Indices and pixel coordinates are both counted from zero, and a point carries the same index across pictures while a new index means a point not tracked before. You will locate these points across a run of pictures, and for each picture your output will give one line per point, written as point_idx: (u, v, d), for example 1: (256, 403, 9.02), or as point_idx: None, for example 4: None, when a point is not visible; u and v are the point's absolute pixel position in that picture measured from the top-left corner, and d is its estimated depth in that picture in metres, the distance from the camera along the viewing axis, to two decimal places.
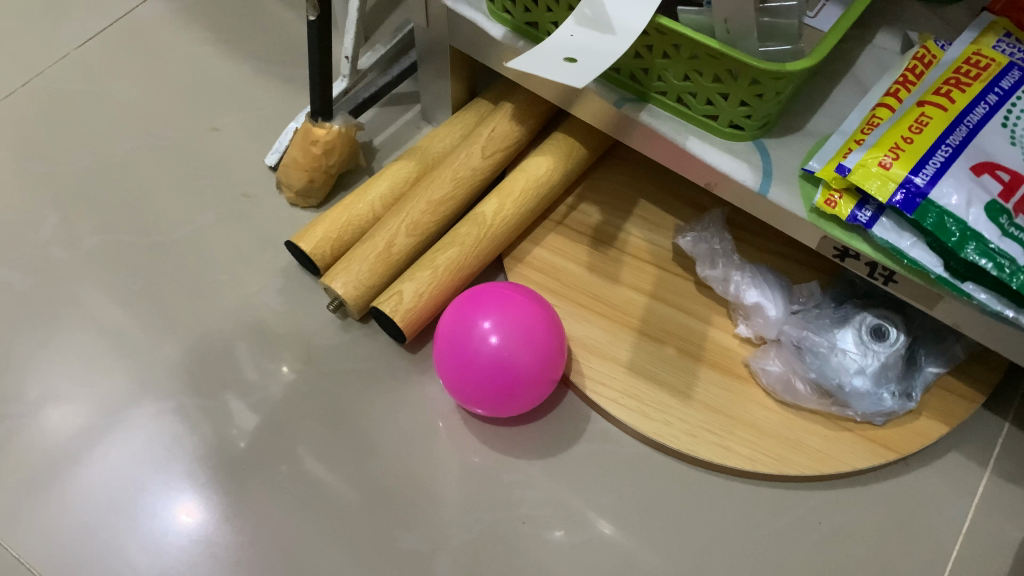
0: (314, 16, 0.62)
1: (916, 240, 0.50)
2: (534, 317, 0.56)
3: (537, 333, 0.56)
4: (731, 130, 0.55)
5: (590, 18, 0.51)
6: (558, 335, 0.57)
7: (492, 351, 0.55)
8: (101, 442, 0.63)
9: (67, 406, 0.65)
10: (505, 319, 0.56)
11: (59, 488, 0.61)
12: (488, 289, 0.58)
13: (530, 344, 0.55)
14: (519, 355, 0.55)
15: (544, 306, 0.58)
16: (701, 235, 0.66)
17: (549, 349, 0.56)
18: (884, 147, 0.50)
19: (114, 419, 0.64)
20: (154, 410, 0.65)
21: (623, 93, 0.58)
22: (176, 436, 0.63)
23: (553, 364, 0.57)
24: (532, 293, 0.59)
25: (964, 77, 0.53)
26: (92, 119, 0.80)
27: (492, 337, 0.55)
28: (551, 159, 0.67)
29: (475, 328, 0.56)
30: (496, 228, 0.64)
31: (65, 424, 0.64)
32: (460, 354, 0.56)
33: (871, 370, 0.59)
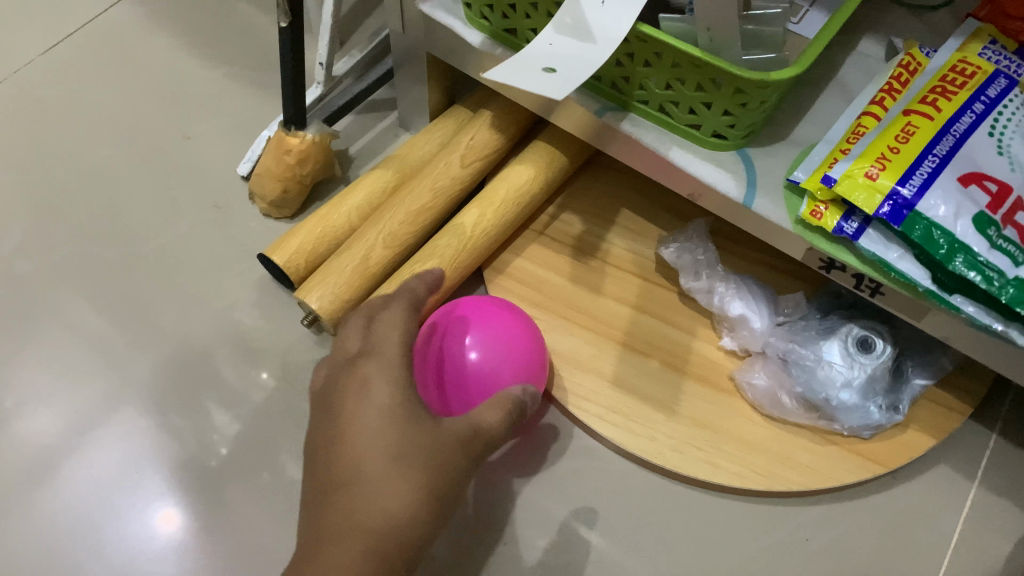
0: (286, 22, 0.60)
1: (903, 252, 0.49)
2: (513, 329, 0.55)
3: (516, 347, 0.54)
4: (714, 139, 0.54)
5: (570, 26, 0.49)
6: (539, 347, 0.55)
7: (473, 367, 0.53)
8: (77, 451, 0.62)
9: (42, 417, 0.63)
10: (483, 333, 0.55)
11: (33, 497, 0.60)
12: (469, 305, 0.57)
13: (511, 358, 0.54)
14: (501, 370, 0.53)
15: (525, 321, 0.57)
16: (685, 246, 0.65)
17: (530, 362, 0.54)
18: (870, 157, 0.49)
19: (89, 432, 0.62)
20: (132, 423, 0.63)
21: (604, 101, 0.57)
22: (153, 450, 0.62)
23: (535, 378, 0.55)
24: (513, 308, 0.58)
25: (950, 85, 0.52)
26: (63, 126, 0.77)
27: (472, 353, 0.54)
28: (533, 168, 0.66)
29: (455, 344, 0.54)
30: (474, 240, 0.63)
31: (38, 437, 0.62)
32: (442, 372, 0.54)
33: (858, 383, 0.58)
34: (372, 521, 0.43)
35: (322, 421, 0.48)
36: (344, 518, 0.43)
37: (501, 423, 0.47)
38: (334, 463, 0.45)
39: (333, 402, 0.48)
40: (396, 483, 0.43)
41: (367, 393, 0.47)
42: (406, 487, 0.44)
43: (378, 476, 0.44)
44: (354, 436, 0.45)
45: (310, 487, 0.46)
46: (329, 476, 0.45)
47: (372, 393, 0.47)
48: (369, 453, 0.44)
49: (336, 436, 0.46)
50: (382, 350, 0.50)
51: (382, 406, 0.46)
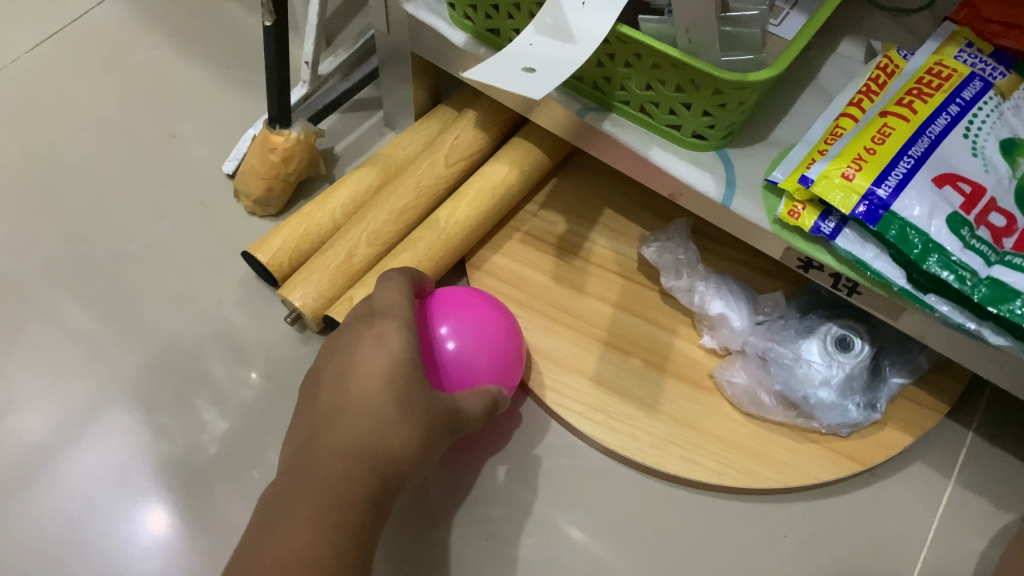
0: (270, 21, 0.60)
1: (879, 252, 0.50)
2: (491, 320, 0.55)
3: (494, 339, 0.55)
4: (694, 140, 0.55)
5: (550, 26, 0.50)
6: (515, 339, 0.56)
7: (450, 357, 0.53)
8: (66, 448, 0.62)
9: (30, 415, 0.63)
10: (462, 323, 0.54)
11: (32, 495, 0.60)
12: (443, 295, 0.56)
13: (489, 351, 0.54)
14: (478, 362, 0.54)
15: (498, 311, 0.58)
16: (666, 245, 0.65)
17: (505, 354, 0.55)
18: (847, 158, 0.50)
19: (78, 429, 0.63)
20: (121, 420, 0.63)
21: (585, 101, 0.57)
22: (143, 447, 0.62)
23: (510, 370, 0.56)
24: (486, 297, 0.58)
25: (926, 88, 0.52)
26: (49, 125, 0.77)
27: (449, 342, 0.54)
28: (509, 164, 0.66)
29: (432, 333, 0.54)
30: (451, 233, 0.63)
31: (27, 435, 0.62)
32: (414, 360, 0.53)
33: (836, 382, 0.58)
34: (373, 451, 0.46)
35: (329, 361, 0.50)
36: (345, 443, 0.46)
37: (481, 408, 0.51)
38: (340, 398, 0.48)
39: (344, 347, 0.50)
40: (397, 425, 0.46)
41: (381, 343, 0.49)
42: (409, 430, 0.47)
43: (385, 413, 0.47)
44: (362, 377, 0.48)
45: (310, 415, 0.49)
46: (333, 410, 0.48)
47: (385, 343, 0.49)
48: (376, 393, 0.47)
49: (342, 376, 0.49)
50: (394, 305, 0.51)
51: (394, 356, 0.48)
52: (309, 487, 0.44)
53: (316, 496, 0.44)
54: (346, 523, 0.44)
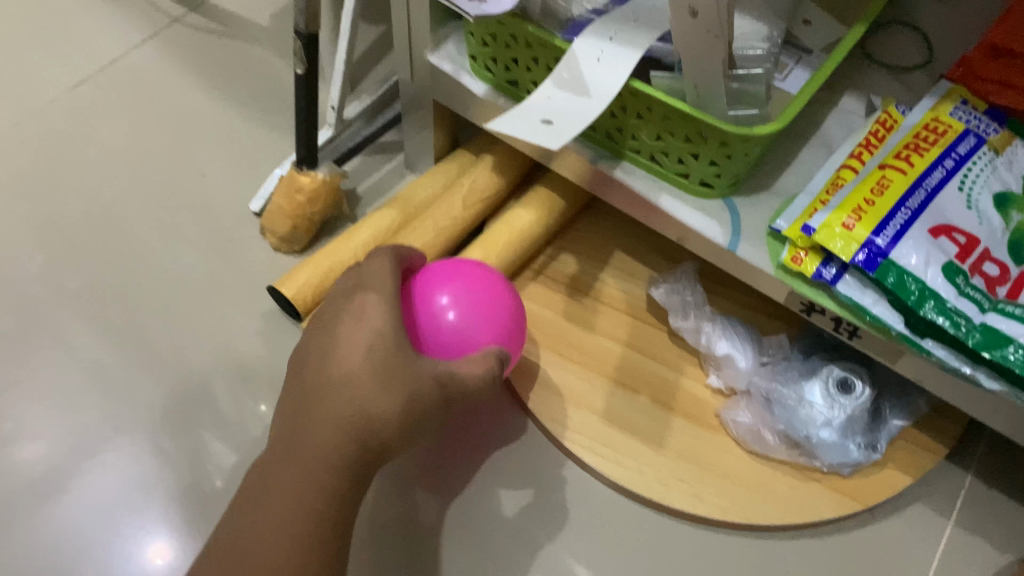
0: (302, 69, 0.64)
1: (878, 298, 0.52)
2: (490, 290, 0.57)
3: (494, 309, 0.56)
4: (701, 187, 0.58)
5: (567, 80, 0.52)
6: (516, 309, 0.57)
7: (450, 326, 0.55)
8: (81, 473, 0.64)
9: (50, 439, 0.66)
10: (461, 293, 0.56)
11: (45, 519, 0.62)
12: (445, 267, 0.58)
13: (488, 320, 0.55)
14: (478, 331, 0.55)
15: (501, 281, 0.59)
16: (674, 286, 0.68)
17: (505, 323, 0.56)
18: (847, 209, 0.53)
19: (93, 456, 0.65)
20: (134, 449, 0.65)
21: (597, 150, 0.60)
22: (153, 477, 0.64)
23: (512, 340, 0.57)
24: (488, 268, 0.59)
25: (923, 142, 0.55)
26: (81, 158, 0.80)
27: (449, 312, 0.55)
28: (534, 212, 0.69)
29: (433, 302, 0.55)
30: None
31: (44, 459, 0.65)
32: (417, 329, 0.55)
33: (838, 423, 0.60)
34: (354, 420, 0.48)
35: (321, 332, 0.52)
36: (327, 415, 0.48)
37: (478, 374, 0.50)
38: (327, 369, 0.50)
39: (331, 321, 0.52)
40: (378, 398, 0.48)
41: (363, 318, 0.51)
42: (390, 400, 0.48)
43: (363, 387, 0.48)
44: (346, 350, 0.50)
45: (303, 381, 0.51)
46: (319, 381, 0.50)
47: (367, 318, 0.51)
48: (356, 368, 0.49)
49: (329, 349, 0.50)
50: (381, 282, 0.53)
51: (376, 332, 0.50)
52: (299, 451, 0.48)
53: (301, 469, 0.48)
54: (329, 494, 0.48)
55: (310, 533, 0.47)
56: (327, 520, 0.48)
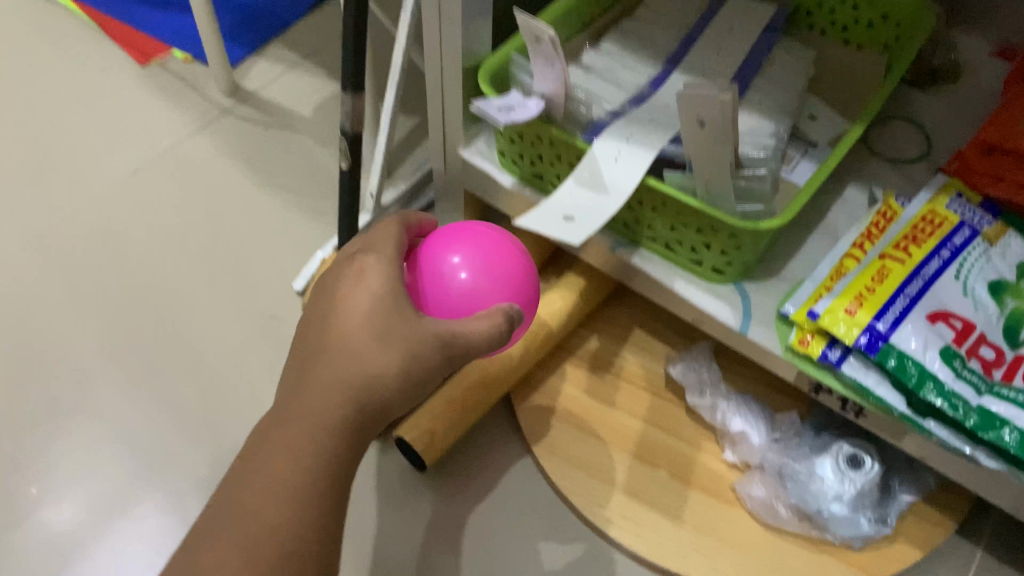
0: (346, 164, 0.70)
1: (881, 379, 0.55)
2: (503, 250, 0.54)
3: (508, 268, 0.53)
4: (713, 273, 0.62)
5: (587, 178, 0.58)
6: (529, 271, 0.55)
7: (462, 286, 0.52)
8: (115, 523, 0.69)
9: (91, 490, 0.71)
10: (474, 253, 0.53)
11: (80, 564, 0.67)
12: (459, 227, 0.56)
13: (500, 280, 0.53)
14: (490, 290, 0.52)
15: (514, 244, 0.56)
16: (691, 364, 0.72)
17: (520, 282, 0.54)
18: (849, 296, 0.57)
19: (128, 507, 0.70)
20: (165, 503, 0.70)
21: (616, 237, 0.65)
22: (179, 529, 0.69)
23: (526, 302, 0.54)
24: (502, 231, 0.57)
25: (921, 233, 0.59)
26: (134, 236, 0.86)
27: (461, 272, 0.52)
28: (565, 298, 0.73)
29: (444, 261, 0.53)
30: (499, 355, 0.68)
31: (83, 507, 0.70)
32: (427, 290, 0.53)
33: (848, 497, 0.63)
34: (354, 383, 0.46)
35: (318, 296, 0.50)
36: (325, 378, 0.46)
37: (484, 334, 0.47)
38: (323, 333, 0.47)
39: (328, 286, 0.49)
40: (376, 354, 0.46)
41: (362, 279, 0.48)
42: (391, 360, 0.46)
43: (364, 347, 0.46)
44: (346, 314, 0.47)
45: (298, 345, 0.49)
46: (315, 346, 0.47)
47: (367, 278, 0.48)
48: (356, 329, 0.47)
49: (327, 312, 0.48)
50: (382, 246, 0.51)
51: (376, 293, 0.48)
52: (293, 414, 0.46)
53: (298, 430, 0.45)
54: (326, 454, 0.45)
55: (310, 497, 0.44)
56: (324, 482, 0.45)
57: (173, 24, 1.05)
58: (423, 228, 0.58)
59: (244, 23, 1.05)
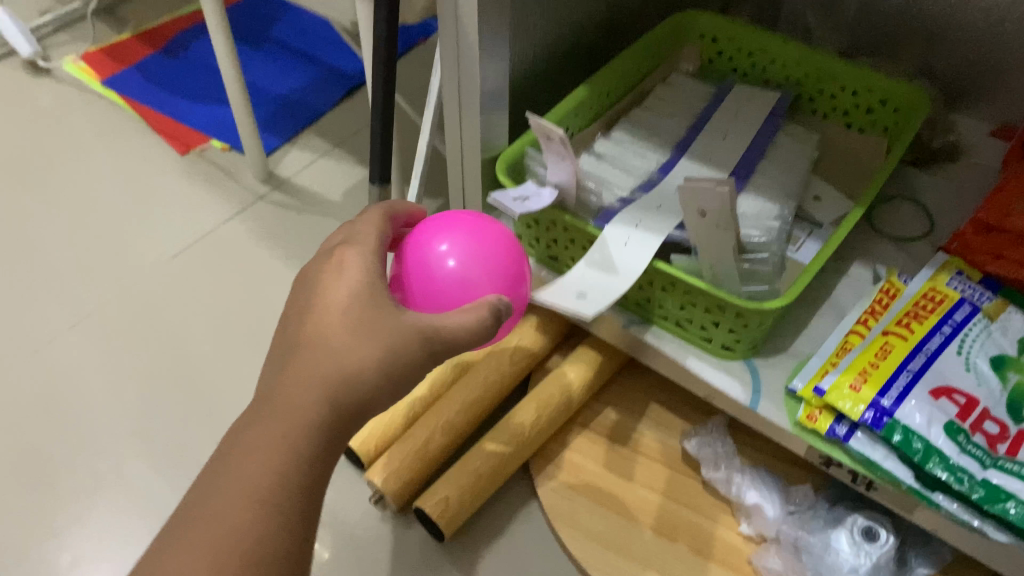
0: None
1: (888, 453, 0.56)
2: (494, 242, 0.53)
3: (498, 259, 0.52)
4: (724, 350, 0.64)
5: (598, 259, 0.61)
6: (518, 260, 0.54)
7: (450, 274, 0.51)
8: None
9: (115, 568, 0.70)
10: (463, 242, 0.52)
11: None
12: (448, 216, 0.54)
13: (489, 270, 0.52)
14: (478, 280, 0.51)
15: (504, 232, 0.55)
16: (705, 439, 0.74)
17: (508, 274, 0.52)
18: (853, 372, 0.59)
19: None
20: None
21: (630, 315, 0.68)
22: None
23: (516, 291, 0.53)
24: (491, 219, 0.56)
25: (922, 310, 0.62)
26: (170, 315, 0.89)
27: (449, 260, 0.51)
28: (578, 372, 0.75)
29: (431, 249, 0.52)
30: (512, 428, 0.71)
31: None
32: (413, 277, 0.51)
33: (865, 570, 0.64)
34: (335, 382, 0.43)
35: (297, 292, 0.47)
36: (302, 379, 0.43)
37: (470, 327, 0.45)
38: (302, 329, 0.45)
39: (308, 281, 0.47)
40: (355, 351, 0.43)
41: (342, 271, 0.46)
42: (370, 356, 0.43)
43: (342, 348, 0.43)
44: (325, 310, 0.45)
45: (277, 342, 0.46)
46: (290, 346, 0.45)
47: (347, 270, 0.46)
48: (331, 326, 0.44)
49: (306, 307, 0.45)
50: (365, 237, 0.48)
51: (355, 287, 0.45)
52: (268, 418, 0.43)
53: (269, 431, 0.42)
54: (299, 457, 0.42)
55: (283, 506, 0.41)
56: (296, 488, 0.42)
57: (213, 118, 1.12)
58: (412, 218, 0.56)
59: (280, 115, 1.12)
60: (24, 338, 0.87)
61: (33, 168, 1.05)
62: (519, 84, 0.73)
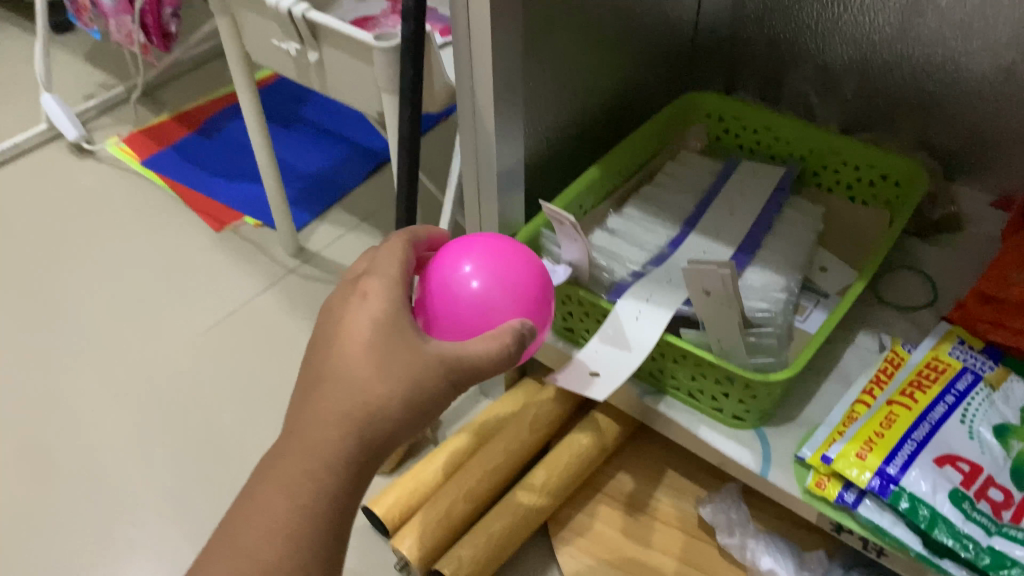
0: None
1: (896, 520, 0.58)
2: (518, 262, 0.54)
3: (522, 280, 0.53)
4: (734, 420, 0.67)
5: (611, 334, 0.65)
6: (541, 283, 0.55)
7: (473, 296, 0.52)
8: None
9: None
10: (487, 265, 0.54)
11: None
12: (473, 240, 0.56)
13: (513, 290, 0.53)
14: (501, 301, 0.52)
15: (528, 255, 0.56)
16: (720, 505, 0.75)
17: (533, 292, 0.54)
18: (859, 440, 0.61)
19: None
20: None
21: (643, 386, 0.70)
22: None
23: (538, 314, 0.54)
24: (516, 243, 0.57)
25: (925, 379, 0.64)
26: (203, 385, 0.93)
27: (473, 282, 0.53)
28: (591, 436, 0.77)
29: (455, 272, 0.53)
30: (526, 490, 0.74)
31: None
32: (438, 299, 0.53)
33: None
34: (356, 412, 0.43)
35: (320, 323, 0.47)
36: (324, 411, 0.43)
37: (494, 355, 0.46)
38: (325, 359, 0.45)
39: (331, 311, 0.47)
40: (378, 383, 0.43)
41: (365, 301, 0.46)
42: (390, 386, 0.43)
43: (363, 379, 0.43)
44: (346, 339, 0.45)
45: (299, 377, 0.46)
46: (310, 378, 0.45)
47: (369, 301, 0.46)
48: (351, 355, 0.44)
49: (329, 337, 0.45)
50: (385, 266, 0.49)
51: (376, 318, 0.45)
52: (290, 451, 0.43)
53: (293, 465, 0.42)
54: (325, 492, 0.42)
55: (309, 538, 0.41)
56: (321, 522, 0.42)
57: (246, 195, 1.18)
58: (433, 240, 0.58)
59: (309, 191, 1.18)
60: (65, 409, 0.91)
61: (77, 245, 1.11)
62: (536, 166, 0.77)
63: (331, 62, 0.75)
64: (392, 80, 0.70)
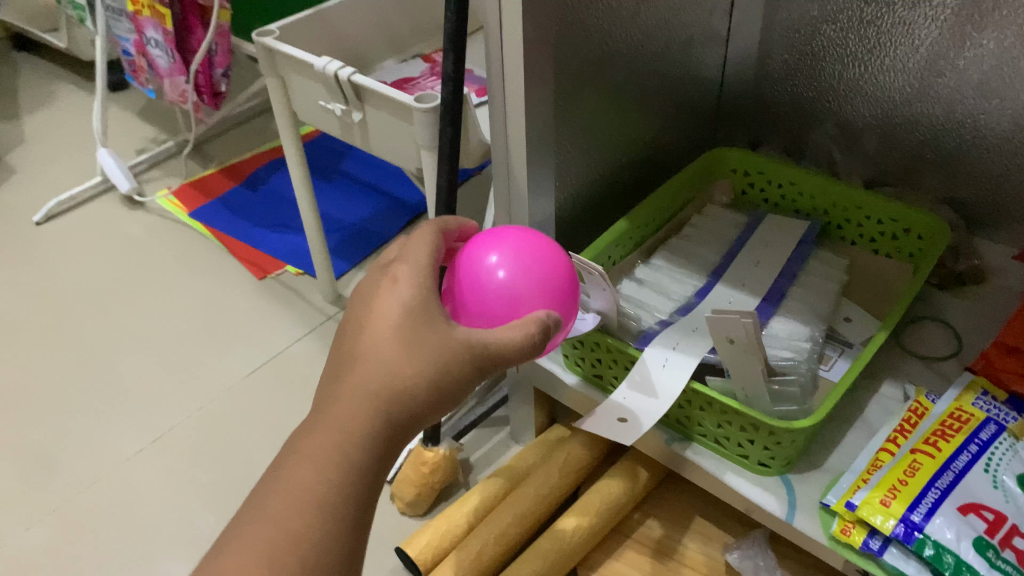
0: None
1: (921, 568, 0.59)
2: (542, 255, 0.56)
3: (545, 270, 0.56)
4: (760, 466, 0.68)
5: (638, 380, 0.67)
6: (566, 272, 0.57)
7: (500, 284, 0.54)
8: None
9: None
10: (513, 255, 0.56)
11: None
12: (499, 232, 0.58)
13: (537, 281, 0.55)
14: (526, 291, 0.55)
15: (552, 245, 0.58)
16: (747, 553, 0.76)
17: (557, 283, 0.56)
18: (883, 488, 0.62)
19: None
20: None
21: (670, 432, 0.72)
22: None
23: (563, 302, 0.56)
24: (540, 233, 0.59)
25: (949, 429, 0.65)
26: (243, 427, 0.96)
27: (500, 271, 0.55)
28: (621, 483, 0.79)
29: (482, 262, 0.56)
30: (555, 535, 0.75)
31: None
32: (466, 289, 0.55)
33: None
34: (382, 389, 0.46)
35: (353, 307, 0.50)
36: (356, 389, 0.46)
37: (517, 342, 0.47)
38: (357, 340, 0.48)
39: (363, 296, 0.50)
40: (408, 366, 0.46)
41: (395, 286, 0.49)
42: (416, 365, 0.46)
43: (391, 358, 0.46)
44: (377, 321, 0.48)
45: (332, 357, 0.49)
46: (343, 356, 0.48)
47: (399, 286, 0.49)
48: (378, 334, 0.47)
49: (360, 319, 0.49)
50: (415, 254, 0.52)
51: (404, 302, 0.48)
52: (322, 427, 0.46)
53: (322, 437, 0.45)
54: (356, 470, 0.45)
55: (334, 507, 0.44)
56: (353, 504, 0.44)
57: (287, 245, 1.22)
58: (464, 233, 0.60)
59: (347, 242, 1.22)
60: (111, 450, 0.94)
61: (126, 293, 1.16)
62: (566, 219, 0.80)
63: (373, 121, 0.80)
64: (432, 138, 0.74)
